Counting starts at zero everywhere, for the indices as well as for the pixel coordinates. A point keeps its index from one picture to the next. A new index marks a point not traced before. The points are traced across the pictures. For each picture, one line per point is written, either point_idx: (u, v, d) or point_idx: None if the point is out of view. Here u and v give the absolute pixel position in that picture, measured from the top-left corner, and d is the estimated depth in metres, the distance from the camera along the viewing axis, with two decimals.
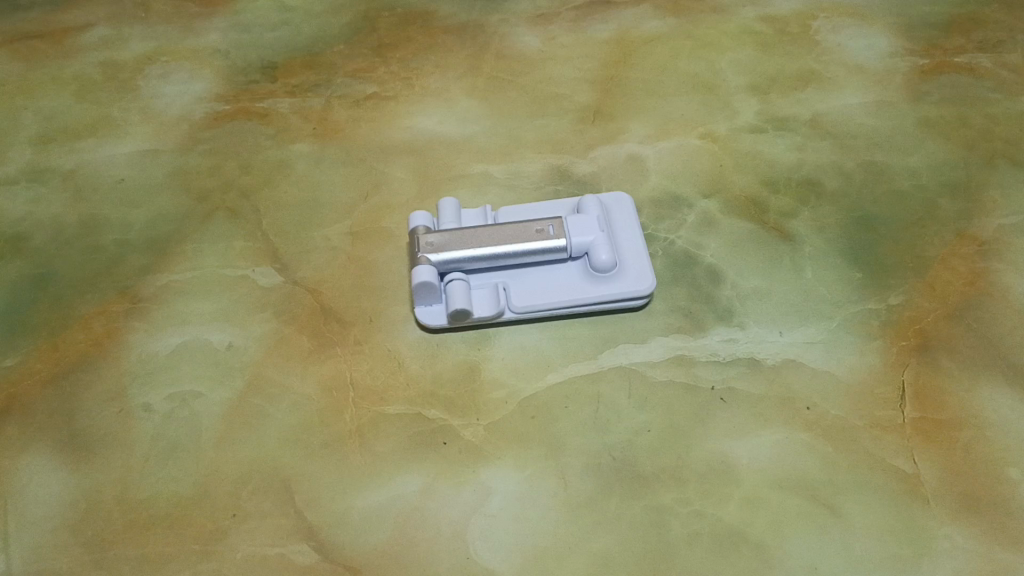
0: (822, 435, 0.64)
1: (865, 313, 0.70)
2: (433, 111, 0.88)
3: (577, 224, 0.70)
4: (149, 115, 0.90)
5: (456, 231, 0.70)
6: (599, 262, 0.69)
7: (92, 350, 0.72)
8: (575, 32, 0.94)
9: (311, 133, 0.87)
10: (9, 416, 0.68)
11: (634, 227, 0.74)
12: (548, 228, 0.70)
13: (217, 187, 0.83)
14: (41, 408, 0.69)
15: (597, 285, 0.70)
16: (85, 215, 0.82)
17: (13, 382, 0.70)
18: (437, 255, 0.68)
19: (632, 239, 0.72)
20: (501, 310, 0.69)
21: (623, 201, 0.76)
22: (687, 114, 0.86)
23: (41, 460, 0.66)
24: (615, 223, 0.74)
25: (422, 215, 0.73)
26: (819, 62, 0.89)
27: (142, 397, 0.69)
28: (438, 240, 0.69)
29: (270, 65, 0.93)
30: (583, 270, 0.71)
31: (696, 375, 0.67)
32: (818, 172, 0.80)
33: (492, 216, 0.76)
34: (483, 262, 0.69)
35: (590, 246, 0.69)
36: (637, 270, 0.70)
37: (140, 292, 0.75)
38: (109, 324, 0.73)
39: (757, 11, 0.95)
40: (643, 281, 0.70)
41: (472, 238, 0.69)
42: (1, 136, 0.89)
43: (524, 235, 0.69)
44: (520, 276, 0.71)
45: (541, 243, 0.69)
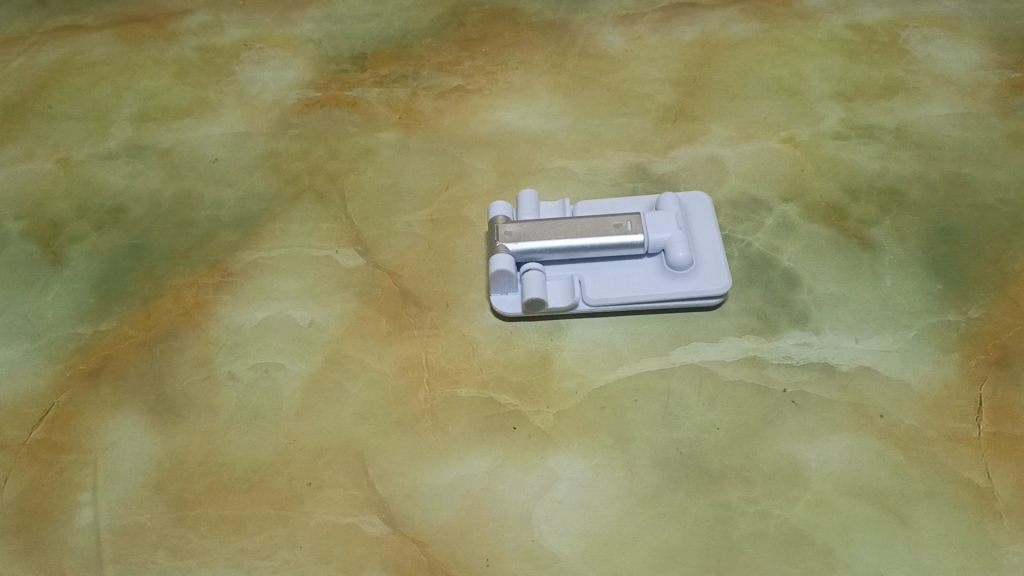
0: (895, 444, 0.64)
1: (944, 325, 0.70)
2: (515, 106, 0.89)
3: (655, 221, 0.71)
4: (244, 99, 0.93)
5: (534, 222, 0.71)
6: (675, 260, 0.70)
7: (184, 320, 0.75)
8: (660, 32, 0.95)
9: (397, 122, 0.89)
10: (103, 377, 0.72)
11: (712, 226, 0.74)
12: (626, 224, 0.71)
13: (305, 170, 0.86)
14: (133, 371, 0.72)
15: (672, 282, 0.70)
16: (180, 191, 0.85)
17: (109, 347, 0.74)
18: (516, 245, 0.70)
19: (710, 239, 0.73)
20: (576, 302, 0.70)
21: (702, 200, 0.76)
22: (770, 118, 0.86)
23: (132, 421, 0.70)
24: (693, 222, 0.75)
25: (502, 206, 0.75)
26: (907, 72, 0.88)
27: (229, 367, 0.72)
28: (516, 230, 0.71)
29: (360, 55, 0.96)
30: (658, 267, 0.71)
31: (768, 376, 0.68)
32: (901, 181, 0.79)
33: (570, 209, 0.77)
34: (560, 253, 0.71)
35: (667, 243, 0.70)
36: (713, 269, 0.71)
37: (231, 267, 0.78)
38: (200, 296, 0.77)
39: (845, 18, 0.94)
40: (718, 280, 0.70)
41: (550, 230, 0.71)
42: (104, 113, 0.93)
43: (602, 229, 0.70)
44: (595, 269, 0.72)
45: (618, 238, 0.70)
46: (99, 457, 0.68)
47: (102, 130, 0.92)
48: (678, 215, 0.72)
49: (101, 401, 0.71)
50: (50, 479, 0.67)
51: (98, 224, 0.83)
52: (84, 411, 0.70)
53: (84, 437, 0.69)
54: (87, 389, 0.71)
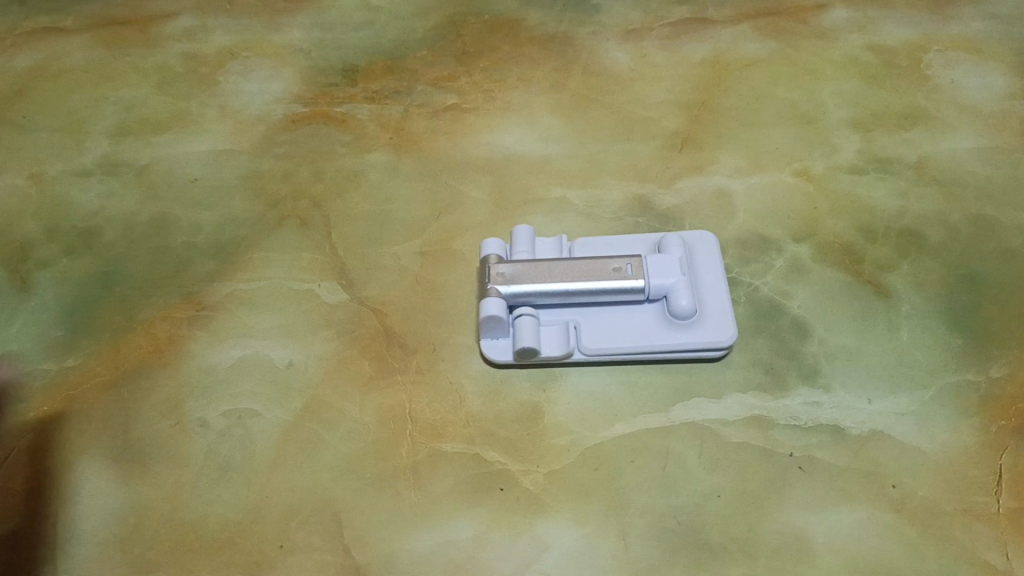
0: (908, 518, 0.60)
1: (963, 385, 0.65)
2: (513, 128, 0.84)
3: (657, 264, 0.66)
4: (227, 113, 0.88)
5: (528, 262, 0.67)
6: (677, 307, 0.64)
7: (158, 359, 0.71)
8: (668, 50, 0.89)
9: (387, 142, 0.84)
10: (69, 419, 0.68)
11: (718, 270, 0.69)
12: (626, 267, 0.65)
13: (289, 194, 0.81)
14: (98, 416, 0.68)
15: (674, 332, 0.65)
16: (157, 214, 0.81)
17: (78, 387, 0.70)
18: (507, 287, 0.65)
19: (715, 285, 0.68)
20: (570, 351, 0.66)
21: (709, 242, 0.71)
22: (782, 147, 0.81)
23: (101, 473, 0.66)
24: (698, 265, 0.70)
25: (495, 243, 0.70)
26: (929, 100, 0.83)
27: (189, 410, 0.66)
28: (508, 271, 0.66)
29: (351, 67, 0.91)
30: (660, 314, 0.66)
31: (773, 439, 0.63)
32: (921, 222, 0.75)
33: (568, 246, 0.72)
34: (555, 298, 0.66)
35: (670, 289, 0.65)
36: (717, 319, 0.66)
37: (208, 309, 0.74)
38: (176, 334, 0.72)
39: (865, 38, 0.89)
40: (723, 331, 0.65)
41: (545, 272, 0.66)
42: (80, 124, 0.89)
43: (600, 272, 0.65)
44: (592, 314, 0.67)
45: (616, 282, 0.65)
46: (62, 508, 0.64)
47: (77, 143, 0.87)
48: (682, 258, 0.67)
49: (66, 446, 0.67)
50: (10, 530, 0.63)
51: (69, 248, 0.79)
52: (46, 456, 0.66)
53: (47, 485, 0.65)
54: (50, 432, 0.68)
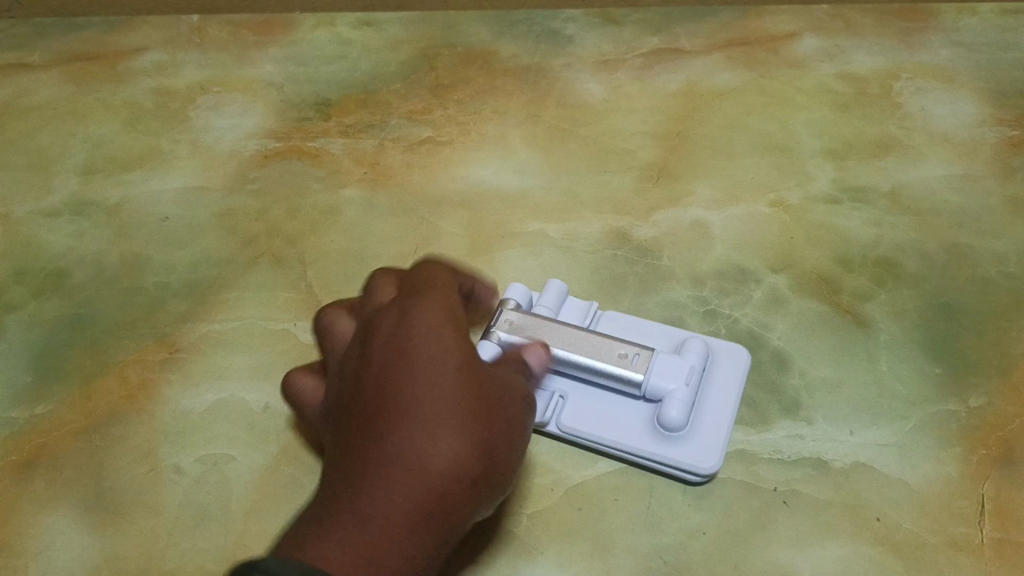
0: (894, 551, 0.59)
1: (944, 415, 0.65)
2: (489, 161, 0.84)
3: (663, 367, 0.64)
4: (199, 149, 0.87)
5: (542, 318, 0.67)
6: (664, 419, 0.62)
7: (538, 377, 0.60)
8: (642, 81, 0.90)
9: (362, 178, 0.83)
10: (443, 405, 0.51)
11: (731, 393, 0.66)
12: (631, 357, 0.64)
13: (264, 232, 0.80)
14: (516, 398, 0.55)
15: (655, 441, 0.63)
16: (127, 254, 0.80)
17: (453, 366, 0.52)
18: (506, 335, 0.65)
19: (720, 410, 0.64)
20: (545, 421, 0.64)
21: (737, 358, 0.67)
22: (757, 177, 0.81)
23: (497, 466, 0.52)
24: (713, 380, 0.66)
25: (521, 289, 0.69)
26: (900, 128, 0.84)
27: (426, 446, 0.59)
28: (519, 321, 0.66)
29: (324, 101, 0.90)
30: (651, 418, 0.64)
31: (757, 473, 0.63)
32: (897, 251, 0.75)
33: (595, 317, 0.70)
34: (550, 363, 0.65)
35: (666, 395, 0.63)
36: (704, 446, 0.62)
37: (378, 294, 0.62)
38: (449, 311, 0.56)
39: (836, 67, 0.90)
40: (704, 459, 0.61)
41: (550, 332, 0.65)
42: (48, 163, 0.87)
43: (602, 355, 0.64)
44: (587, 392, 0.66)
45: (613, 366, 0.64)
46: (367, 483, 0.48)
47: (46, 182, 0.86)
48: (695, 371, 0.64)
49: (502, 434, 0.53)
50: (380, 523, 0.47)
51: (38, 291, 0.77)
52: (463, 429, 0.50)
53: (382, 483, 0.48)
54: (20, 482, 0.66)
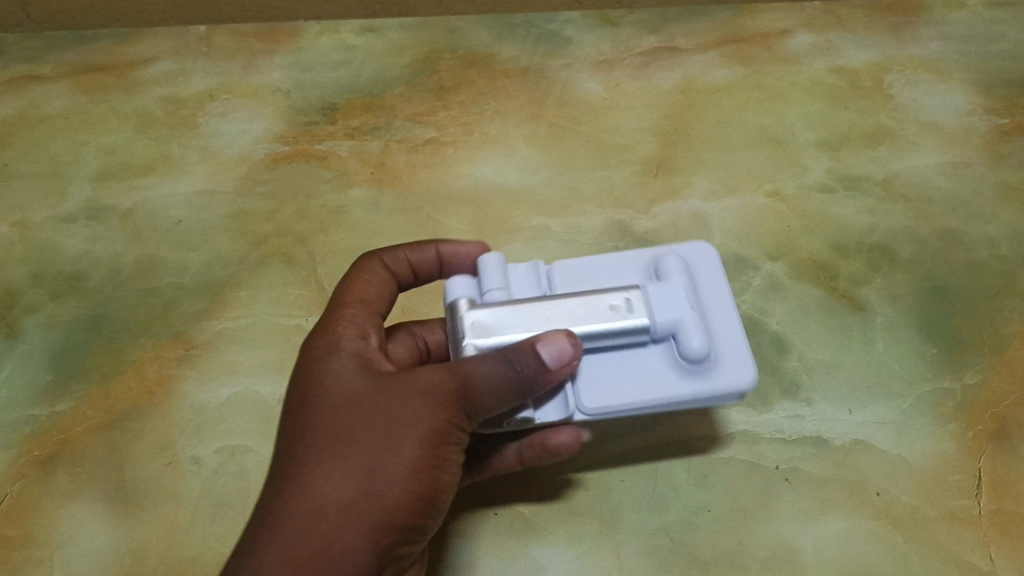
0: (893, 524, 0.62)
1: (940, 393, 0.67)
2: (492, 159, 0.86)
3: (659, 296, 0.53)
4: (208, 154, 0.89)
5: (508, 305, 0.52)
6: (688, 348, 0.52)
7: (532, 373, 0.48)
8: (640, 79, 0.91)
9: (369, 178, 0.86)
10: (365, 435, 0.48)
11: (722, 292, 0.56)
12: (623, 302, 0.52)
13: (274, 232, 0.82)
14: (451, 402, 0.48)
15: (688, 379, 0.53)
16: (142, 256, 0.82)
17: (428, 392, 0.48)
18: (486, 339, 0.50)
19: (722, 313, 0.55)
20: (570, 414, 0.53)
21: (708, 256, 0.57)
22: (755, 169, 0.83)
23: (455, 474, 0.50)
24: (699, 288, 0.56)
25: (462, 281, 0.55)
26: (893, 119, 0.86)
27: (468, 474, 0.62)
28: (490, 319, 0.51)
29: (330, 105, 0.92)
30: (668, 356, 0.53)
31: (759, 453, 0.65)
32: (892, 237, 0.77)
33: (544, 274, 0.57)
34: None
35: (677, 325, 0.52)
36: (732, 356, 0.53)
37: (391, 268, 0.60)
38: (364, 329, 0.55)
39: (829, 61, 0.91)
40: (745, 373, 0.53)
41: (530, 315, 0.51)
42: (61, 170, 0.89)
43: (593, 308, 0.51)
44: (587, 361, 0.54)
45: (616, 320, 0.51)
46: (325, 478, 0.47)
47: (61, 189, 0.88)
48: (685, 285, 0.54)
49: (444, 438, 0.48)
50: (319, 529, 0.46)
51: (55, 293, 0.80)
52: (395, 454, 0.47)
53: (330, 488, 0.46)
54: (44, 477, 0.68)
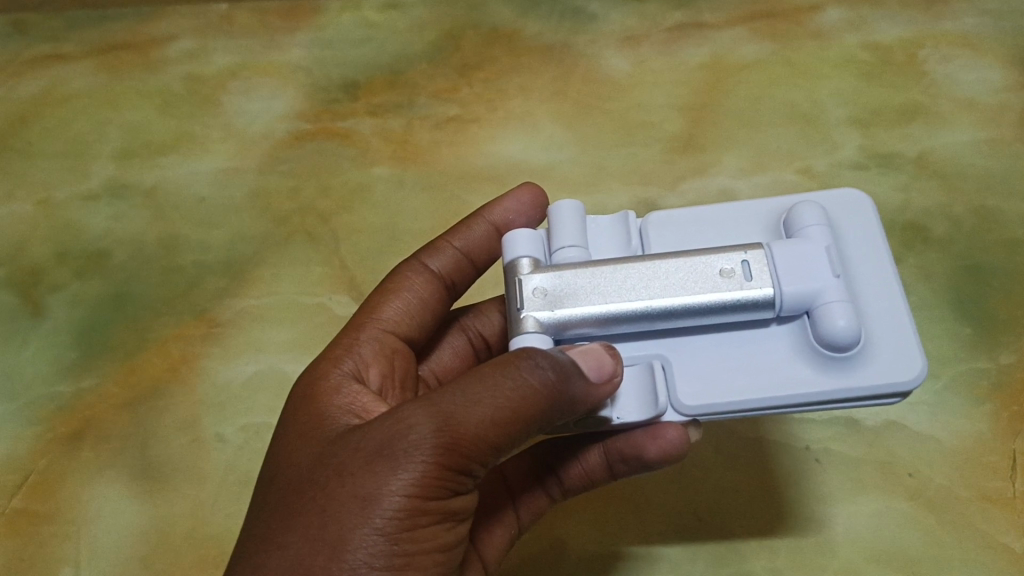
0: (926, 506, 0.60)
1: (974, 373, 0.66)
2: (517, 137, 0.85)
3: (790, 260, 0.43)
4: (231, 132, 0.89)
5: (584, 267, 0.44)
6: (826, 333, 0.42)
7: (523, 398, 0.39)
8: (667, 55, 0.89)
9: (392, 156, 0.85)
10: (297, 528, 0.39)
11: (878, 257, 0.46)
12: (738, 269, 0.43)
13: (297, 210, 0.82)
14: (404, 467, 0.39)
15: (825, 371, 0.43)
16: (165, 234, 0.82)
17: (385, 455, 0.39)
18: (553, 311, 0.43)
19: (879, 283, 0.45)
20: (663, 409, 0.44)
21: (862, 216, 0.47)
22: (784, 146, 0.81)
23: (431, 559, 0.40)
24: (845, 250, 0.46)
25: (528, 237, 0.47)
26: (927, 94, 0.84)
27: (550, 488, 0.55)
28: (557, 286, 0.44)
29: (352, 83, 0.91)
30: (800, 342, 0.44)
31: (790, 433, 0.64)
32: (925, 216, 0.76)
33: (635, 228, 0.49)
34: (629, 324, 0.43)
35: (814, 300, 0.43)
36: (890, 345, 0.43)
37: (437, 267, 0.56)
38: (356, 364, 0.50)
39: (861, 36, 0.88)
40: (907, 367, 0.42)
41: (610, 283, 0.43)
42: (85, 149, 0.89)
43: (700, 278, 0.43)
44: (688, 340, 0.45)
45: (729, 291, 0.42)
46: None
47: (84, 167, 0.88)
48: (827, 247, 0.44)
49: (397, 520, 0.38)
50: None
51: (79, 271, 0.80)
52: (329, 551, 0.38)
53: None
54: (69, 454, 0.69)
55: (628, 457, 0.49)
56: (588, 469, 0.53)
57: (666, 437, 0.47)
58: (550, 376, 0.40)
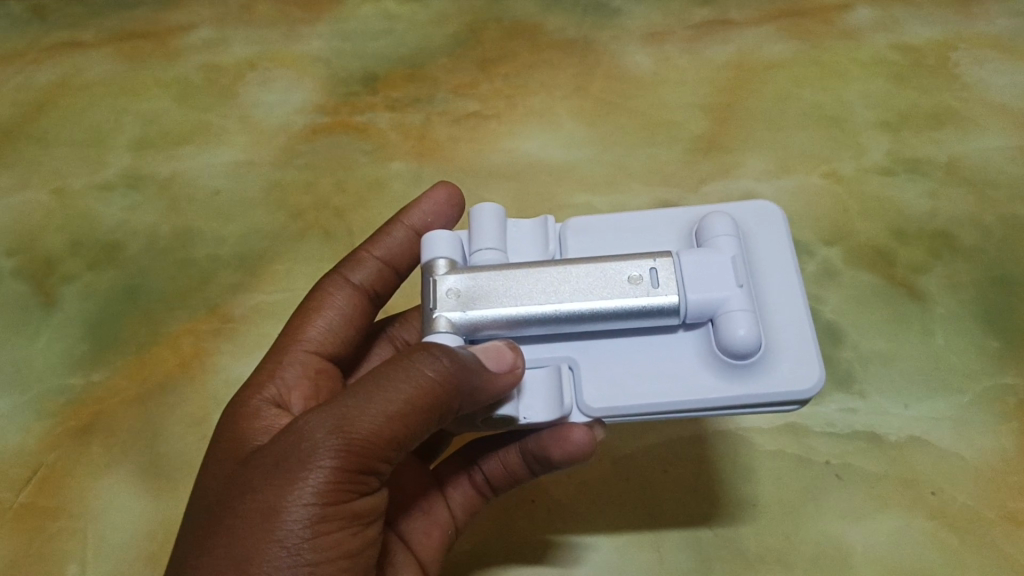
0: (948, 525, 0.59)
1: (1001, 389, 0.64)
2: (537, 135, 0.84)
3: (696, 268, 0.42)
4: (248, 124, 0.88)
5: (493, 269, 0.43)
6: (729, 341, 0.41)
7: (422, 390, 0.38)
8: (692, 52, 0.87)
9: (409, 151, 0.84)
10: (209, 552, 0.38)
11: (788, 268, 0.45)
12: (646, 274, 0.42)
13: (312, 205, 0.81)
14: (307, 478, 0.37)
15: (727, 378, 0.42)
16: (179, 226, 0.81)
17: (285, 467, 0.38)
18: (464, 313, 0.42)
19: (785, 293, 0.44)
20: (568, 412, 0.43)
21: (774, 226, 0.46)
22: (811, 149, 0.80)
23: (345, 563, 0.39)
24: (755, 260, 0.45)
25: (445, 238, 0.45)
26: (958, 99, 0.81)
27: (477, 483, 0.54)
28: (468, 287, 0.43)
29: (371, 76, 0.89)
30: (703, 348, 0.43)
31: (809, 446, 0.63)
32: (953, 224, 0.74)
33: (556, 233, 0.48)
34: (538, 326, 0.42)
35: (719, 308, 0.42)
36: (794, 355, 0.42)
37: (360, 280, 0.56)
38: (279, 391, 0.51)
39: (892, 37, 0.86)
40: (806, 376, 0.41)
41: (515, 285, 0.42)
42: (101, 139, 0.89)
43: (605, 282, 0.42)
44: (596, 344, 0.44)
45: (634, 297, 0.41)
46: None
47: (100, 157, 0.87)
48: (735, 256, 0.43)
49: (303, 526, 0.37)
50: None
51: (93, 262, 0.79)
52: (238, 566, 0.37)
53: None
54: (78, 448, 0.68)
55: (539, 457, 0.48)
56: (506, 465, 0.52)
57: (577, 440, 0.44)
58: (445, 366, 0.39)
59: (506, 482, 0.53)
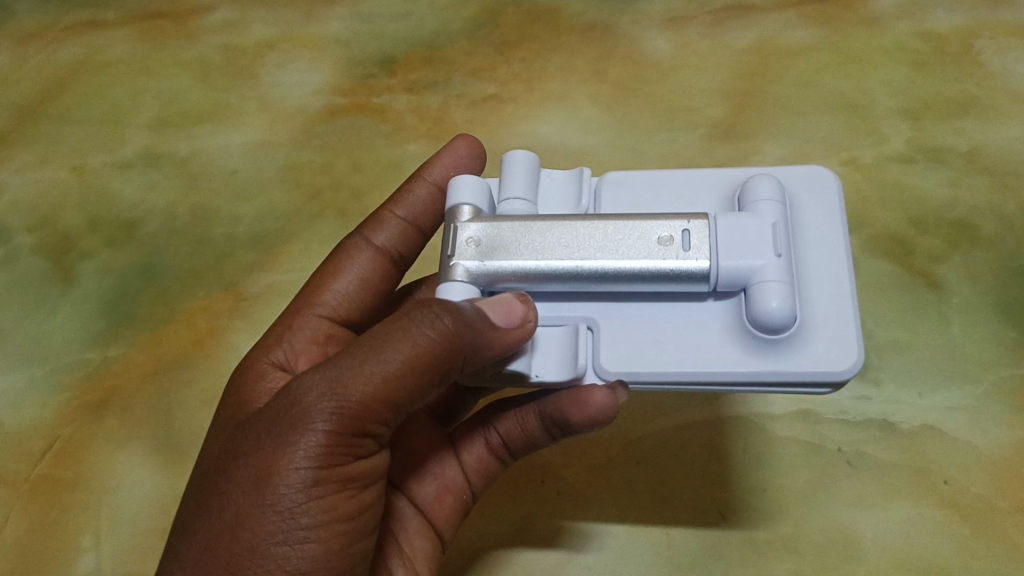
0: (960, 514, 0.59)
1: (1018, 380, 0.64)
2: (554, 119, 0.84)
3: (731, 232, 0.42)
4: (266, 104, 0.88)
5: (519, 220, 0.44)
6: (759, 313, 0.40)
7: (419, 352, 0.38)
8: (711, 37, 0.86)
9: (426, 134, 0.84)
10: (206, 514, 0.38)
11: (835, 241, 0.44)
12: (678, 237, 0.41)
13: (328, 185, 0.81)
14: (299, 442, 0.37)
15: (756, 352, 0.41)
16: (196, 206, 0.81)
17: (279, 429, 0.38)
18: (482, 260, 0.43)
19: (831, 267, 0.43)
20: (583, 374, 0.43)
21: (826, 194, 0.45)
22: (829, 136, 0.79)
23: (342, 524, 0.39)
24: (802, 230, 0.44)
25: (473, 184, 0.46)
26: (981, 87, 0.80)
27: (493, 448, 0.53)
28: (490, 237, 0.43)
29: (389, 58, 0.89)
30: (735, 319, 0.42)
31: (822, 434, 0.62)
32: (973, 213, 0.73)
33: (591, 186, 0.48)
34: (557, 283, 0.42)
35: (753, 277, 0.41)
36: (831, 333, 0.41)
37: (381, 241, 0.56)
38: (285, 353, 0.52)
39: (915, 24, 0.85)
40: (842, 357, 0.40)
41: (539, 238, 0.43)
42: (120, 118, 0.89)
43: (634, 243, 0.42)
44: (621, 308, 0.44)
45: (664, 260, 0.41)
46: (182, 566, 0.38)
47: (119, 136, 0.88)
48: (776, 223, 0.42)
49: (297, 490, 0.37)
50: None
51: (111, 240, 0.80)
52: (234, 529, 0.37)
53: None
54: (93, 422, 0.69)
55: (558, 421, 0.47)
56: (527, 432, 0.51)
57: (596, 403, 0.44)
58: (446, 326, 0.38)
59: (524, 445, 0.51)
